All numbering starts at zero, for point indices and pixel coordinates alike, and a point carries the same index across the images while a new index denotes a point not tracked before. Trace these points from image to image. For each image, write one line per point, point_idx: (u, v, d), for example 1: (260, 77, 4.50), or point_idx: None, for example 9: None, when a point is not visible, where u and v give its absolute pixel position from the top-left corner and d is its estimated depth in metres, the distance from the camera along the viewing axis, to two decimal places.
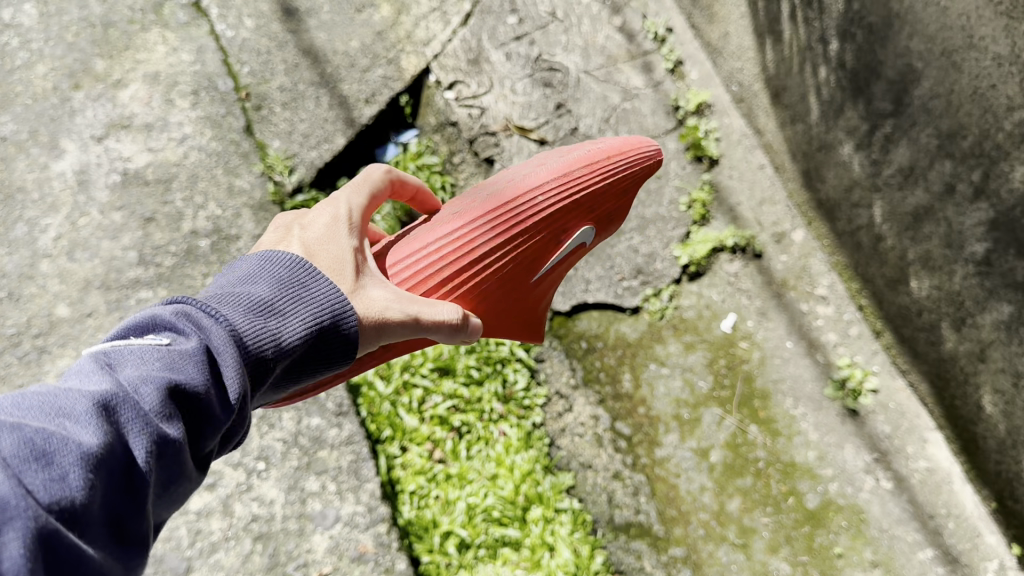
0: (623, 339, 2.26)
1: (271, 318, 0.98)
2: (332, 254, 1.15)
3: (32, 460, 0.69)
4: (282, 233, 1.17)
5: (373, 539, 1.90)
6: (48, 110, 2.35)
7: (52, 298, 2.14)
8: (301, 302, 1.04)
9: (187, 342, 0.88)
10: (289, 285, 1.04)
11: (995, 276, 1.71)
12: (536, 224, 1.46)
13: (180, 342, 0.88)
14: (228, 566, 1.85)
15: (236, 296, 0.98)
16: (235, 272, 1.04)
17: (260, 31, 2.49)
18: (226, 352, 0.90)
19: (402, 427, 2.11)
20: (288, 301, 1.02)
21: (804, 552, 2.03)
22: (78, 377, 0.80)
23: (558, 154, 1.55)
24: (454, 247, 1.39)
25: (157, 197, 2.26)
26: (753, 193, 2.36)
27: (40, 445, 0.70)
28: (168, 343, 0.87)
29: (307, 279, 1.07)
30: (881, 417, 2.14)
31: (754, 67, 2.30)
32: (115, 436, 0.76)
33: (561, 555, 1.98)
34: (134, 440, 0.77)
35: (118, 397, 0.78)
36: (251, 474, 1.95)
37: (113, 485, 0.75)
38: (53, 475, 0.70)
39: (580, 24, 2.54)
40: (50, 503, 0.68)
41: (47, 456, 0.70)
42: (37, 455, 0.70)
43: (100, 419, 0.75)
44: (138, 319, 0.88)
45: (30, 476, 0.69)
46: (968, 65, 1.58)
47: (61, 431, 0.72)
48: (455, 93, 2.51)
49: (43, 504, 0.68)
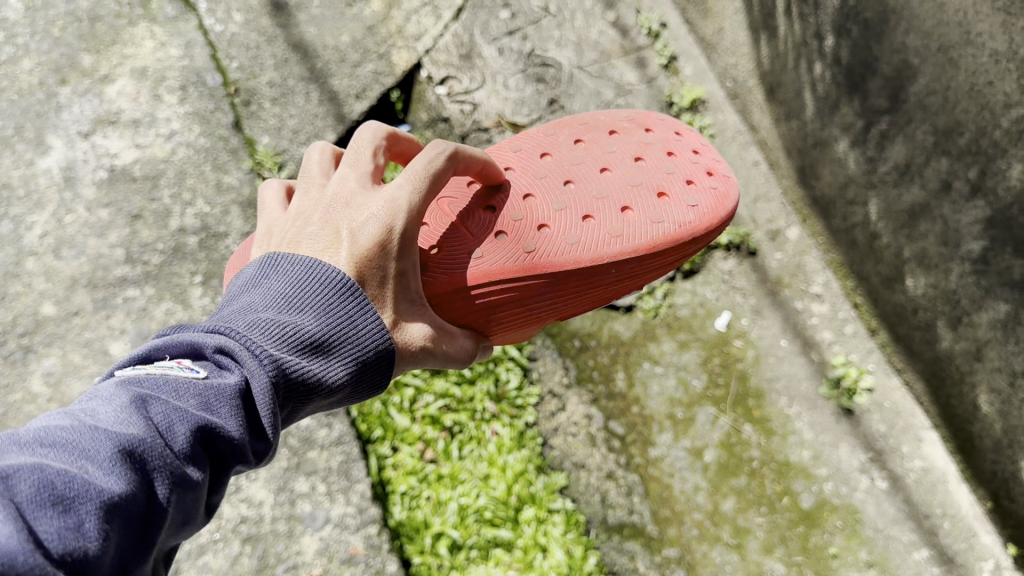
0: (617, 337, 2.25)
1: (314, 352, 0.95)
2: (376, 278, 1.05)
3: (47, 508, 0.64)
4: (330, 233, 1.05)
5: (364, 541, 1.88)
6: (34, 106, 2.33)
7: (37, 297, 2.11)
8: (349, 325, 0.99)
9: (224, 376, 0.85)
10: (338, 312, 0.99)
11: (992, 275, 1.69)
12: (593, 287, 1.38)
13: (216, 375, 0.85)
14: (217, 569, 1.81)
15: (286, 322, 0.94)
16: (283, 280, 0.99)
17: (250, 25, 2.49)
18: (262, 392, 0.86)
19: (392, 427, 2.09)
20: (335, 331, 0.98)
21: (799, 552, 2.00)
22: (111, 402, 0.76)
23: (656, 200, 1.46)
24: (511, 293, 1.30)
25: (145, 194, 2.23)
26: (747, 189, 2.36)
27: (60, 489, 0.65)
28: (205, 376, 0.83)
29: (355, 311, 1.00)
30: (877, 417, 2.13)
31: (749, 62, 2.28)
32: (137, 484, 0.71)
33: (554, 556, 1.96)
34: (155, 488, 0.72)
35: (147, 444, 0.73)
36: (239, 475, 1.93)
37: (129, 532, 0.70)
38: (70, 523, 0.64)
39: (573, 19, 2.52)
40: (61, 557, 0.63)
41: (66, 502, 0.65)
42: (55, 500, 0.65)
43: (124, 467, 0.70)
44: (179, 343, 0.86)
45: (40, 522, 0.63)
46: (965, 62, 1.56)
47: (82, 475, 0.67)
48: (446, 88, 2.48)
49: (49, 558, 0.62)
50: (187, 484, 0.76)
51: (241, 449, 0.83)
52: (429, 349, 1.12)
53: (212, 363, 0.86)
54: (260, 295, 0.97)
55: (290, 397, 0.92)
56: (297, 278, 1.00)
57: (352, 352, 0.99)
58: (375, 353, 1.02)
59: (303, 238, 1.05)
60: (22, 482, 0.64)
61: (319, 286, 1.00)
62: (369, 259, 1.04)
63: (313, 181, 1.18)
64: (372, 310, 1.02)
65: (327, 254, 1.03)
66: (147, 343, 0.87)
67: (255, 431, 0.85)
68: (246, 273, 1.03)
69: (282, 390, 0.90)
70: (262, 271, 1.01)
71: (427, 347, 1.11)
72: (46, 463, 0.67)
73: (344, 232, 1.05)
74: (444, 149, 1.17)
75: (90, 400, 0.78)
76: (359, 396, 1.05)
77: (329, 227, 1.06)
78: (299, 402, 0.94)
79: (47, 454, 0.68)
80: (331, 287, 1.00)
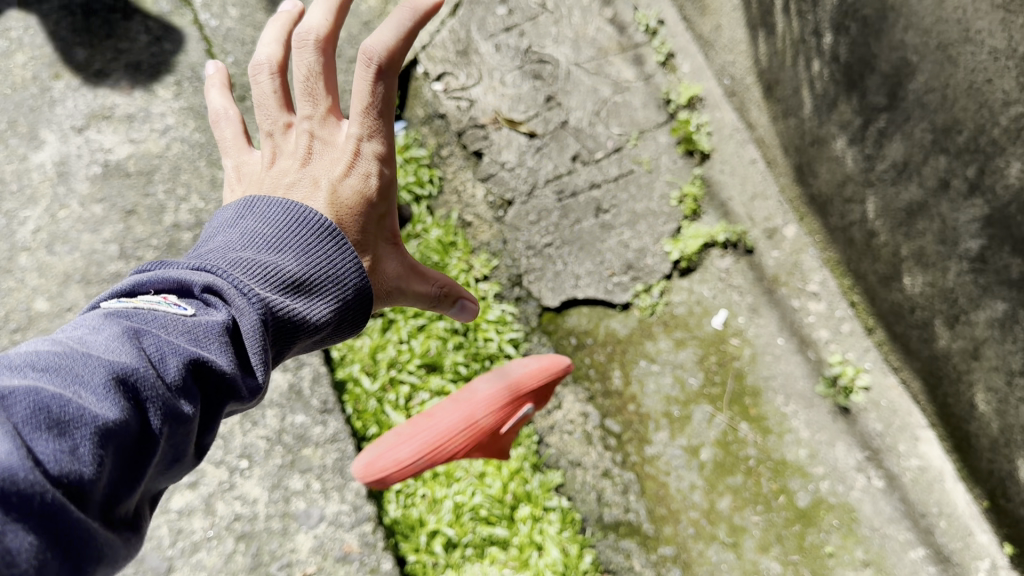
0: (614, 335, 2.26)
1: (296, 292, 1.03)
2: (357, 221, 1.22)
3: (43, 430, 0.66)
4: (309, 185, 1.21)
5: (359, 538, 1.88)
6: (27, 100, 2.32)
7: (30, 292, 2.11)
8: (326, 264, 1.10)
9: (213, 312, 0.91)
10: (316, 255, 1.09)
11: (990, 273, 1.68)
12: None
13: (204, 311, 0.90)
14: (211, 566, 1.82)
15: (268, 265, 1.02)
16: (263, 227, 1.08)
17: (245, 20, 2.52)
18: (252, 325, 0.92)
19: (387, 424, 2.12)
20: (315, 273, 1.07)
21: (795, 551, 2.01)
22: (102, 335, 0.79)
23: None
24: None
25: (139, 190, 2.23)
26: (744, 187, 2.34)
27: (56, 412, 0.68)
28: (192, 313, 0.88)
29: (331, 253, 1.11)
30: (873, 415, 2.11)
31: (746, 60, 2.27)
32: (131, 413, 0.73)
33: (550, 554, 1.97)
34: (148, 417, 0.75)
35: (139, 374, 0.76)
36: (233, 472, 1.93)
37: (122, 461, 0.72)
38: (66, 447, 0.67)
39: (571, 16, 2.49)
40: (59, 478, 0.65)
41: (62, 426, 0.67)
42: (51, 423, 0.67)
43: (118, 394, 0.73)
44: (168, 278, 0.91)
45: (37, 444, 0.66)
46: (963, 59, 1.55)
47: (77, 400, 0.69)
48: (443, 84, 2.48)
49: (47, 478, 0.64)
50: (181, 416, 0.79)
51: (234, 382, 0.87)
52: (399, 289, 1.31)
53: (200, 301, 0.92)
54: (242, 241, 1.04)
55: (276, 333, 0.99)
56: (276, 222, 1.10)
57: (335, 294, 1.09)
58: (353, 293, 1.11)
59: (284, 184, 1.21)
60: (19, 406, 0.67)
61: (299, 229, 1.11)
62: (351, 206, 1.21)
63: (276, 121, 1.30)
64: (348, 251, 1.14)
65: (310, 200, 1.19)
66: (133, 280, 0.92)
67: (247, 366, 0.90)
68: (225, 216, 1.12)
69: (269, 325, 0.97)
70: (240, 220, 1.09)
71: (399, 286, 1.31)
72: (40, 386, 0.69)
73: (324, 182, 1.21)
74: (314, 42, 1.25)
75: (80, 332, 0.81)
76: (341, 338, 1.14)
77: (308, 177, 1.22)
78: (286, 339, 1.01)
79: (40, 378, 0.70)
80: (304, 232, 1.11)
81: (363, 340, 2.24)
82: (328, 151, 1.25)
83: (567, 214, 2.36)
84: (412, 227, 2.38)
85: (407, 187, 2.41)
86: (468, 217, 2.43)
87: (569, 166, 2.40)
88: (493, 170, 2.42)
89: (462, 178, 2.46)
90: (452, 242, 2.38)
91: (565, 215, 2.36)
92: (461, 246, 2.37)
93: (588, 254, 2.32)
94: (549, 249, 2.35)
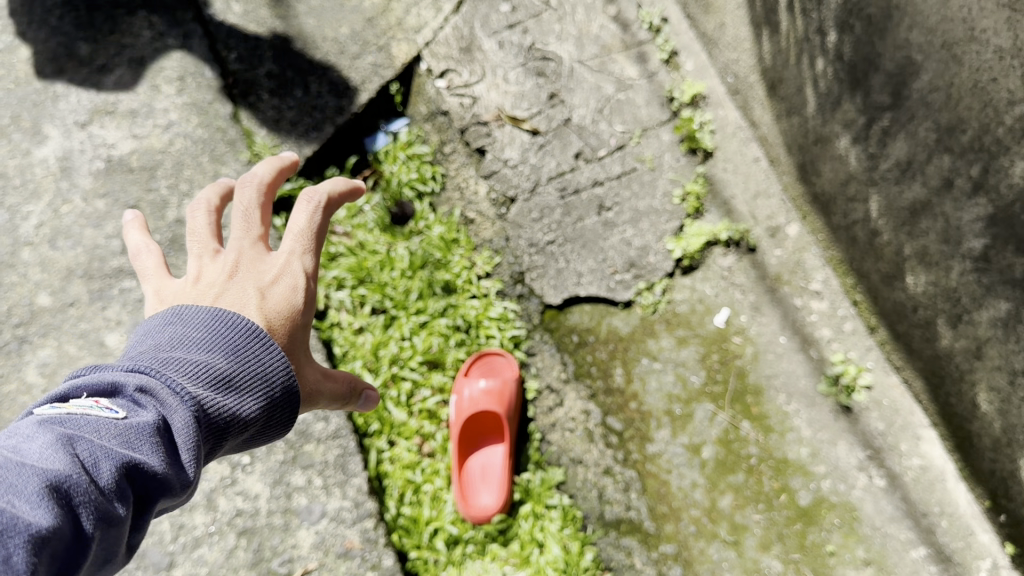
0: (615, 333, 2.26)
1: (228, 389, 1.06)
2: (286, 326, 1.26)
3: None
4: (239, 292, 1.25)
5: (360, 535, 1.92)
6: (31, 95, 2.35)
7: (33, 287, 2.15)
8: (256, 364, 1.13)
9: (144, 412, 0.95)
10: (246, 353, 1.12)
11: (994, 273, 1.67)
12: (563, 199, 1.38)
13: (136, 412, 0.94)
14: (211, 562, 1.87)
15: (200, 364, 1.05)
16: (195, 327, 1.12)
17: (249, 17, 2.49)
18: (184, 424, 0.96)
19: (389, 421, 2.16)
20: (246, 371, 1.10)
21: (796, 549, 2.01)
22: (36, 443, 0.85)
23: None
24: None
25: (142, 185, 2.25)
26: (747, 186, 2.32)
27: None
28: (124, 414, 0.92)
29: (262, 352, 1.15)
30: (875, 414, 2.09)
31: (750, 58, 2.26)
32: (60, 521, 0.79)
33: (550, 551, 2.01)
34: (77, 522, 0.81)
35: (70, 484, 0.81)
36: (235, 468, 1.97)
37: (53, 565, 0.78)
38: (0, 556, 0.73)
39: (574, 13, 2.51)
40: None
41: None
42: None
43: (48, 503, 0.78)
44: (100, 381, 0.96)
45: None
46: (968, 58, 1.55)
47: (11, 510, 0.76)
48: (446, 81, 2.52)
49: None
50: (110, 519, 0.84)
51: (166, 482, 0.91)
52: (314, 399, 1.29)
53: (130, 402, 0.96)
54: (174, 340, 1.08)
55: (208, 432, 1.03)
56: (206, 324, 1.13)
57: (265, 389, 1.12)
58: (283, 389, 1.15)
59: (216, 291, 1.23)
60: None
61: (230, 332, 1.14)
62: (281, 312, 1.26)
63: (205, 247, 1.32)
64: (277, 350, 1.17)
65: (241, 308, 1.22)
66: (66, 383, 0.96)
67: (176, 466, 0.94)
68: (154, 320, 1.14)
69: (199, 426, 1.01)
70: (170, 320, 1.13)
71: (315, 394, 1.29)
72: None
73: (257, 288, 1.27)
74: (256, 184, 1.38)
75: (14, 440, 0.86)
76: (274, 433, 1.17)
77: (241, 285, 1.26)
78: (218, 438, 1.04)
79: None
80: (236, 332, 1.15)
81: (365, 337, 2.26)
82: (257, 266, 1.30)
83: (569, 212, 2.36)
84: (414, 224, 2.42)
85: (409, 183, 2.45)
86: (471, 214, 2.44)
87: (572, 163, 2.40)
88: (495, 167, 2.44)
89: (464, 174, 2.48)
90: (454, 239, 2.37)
91: (567, 213, 2.36)
92: (463, 244, 2.37)
93: (590, 251, 2.32)
94: (551, 246, 2.34)
